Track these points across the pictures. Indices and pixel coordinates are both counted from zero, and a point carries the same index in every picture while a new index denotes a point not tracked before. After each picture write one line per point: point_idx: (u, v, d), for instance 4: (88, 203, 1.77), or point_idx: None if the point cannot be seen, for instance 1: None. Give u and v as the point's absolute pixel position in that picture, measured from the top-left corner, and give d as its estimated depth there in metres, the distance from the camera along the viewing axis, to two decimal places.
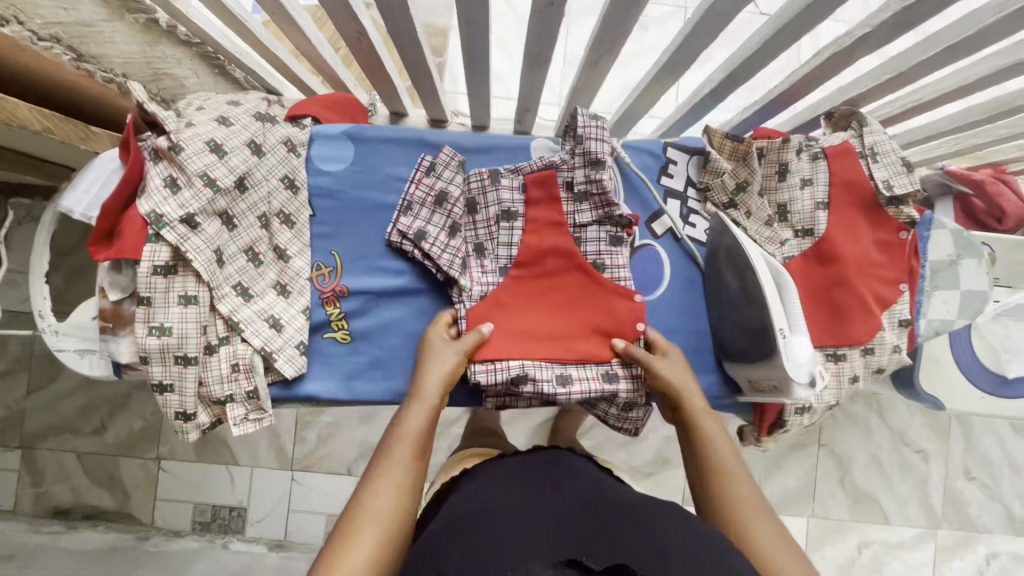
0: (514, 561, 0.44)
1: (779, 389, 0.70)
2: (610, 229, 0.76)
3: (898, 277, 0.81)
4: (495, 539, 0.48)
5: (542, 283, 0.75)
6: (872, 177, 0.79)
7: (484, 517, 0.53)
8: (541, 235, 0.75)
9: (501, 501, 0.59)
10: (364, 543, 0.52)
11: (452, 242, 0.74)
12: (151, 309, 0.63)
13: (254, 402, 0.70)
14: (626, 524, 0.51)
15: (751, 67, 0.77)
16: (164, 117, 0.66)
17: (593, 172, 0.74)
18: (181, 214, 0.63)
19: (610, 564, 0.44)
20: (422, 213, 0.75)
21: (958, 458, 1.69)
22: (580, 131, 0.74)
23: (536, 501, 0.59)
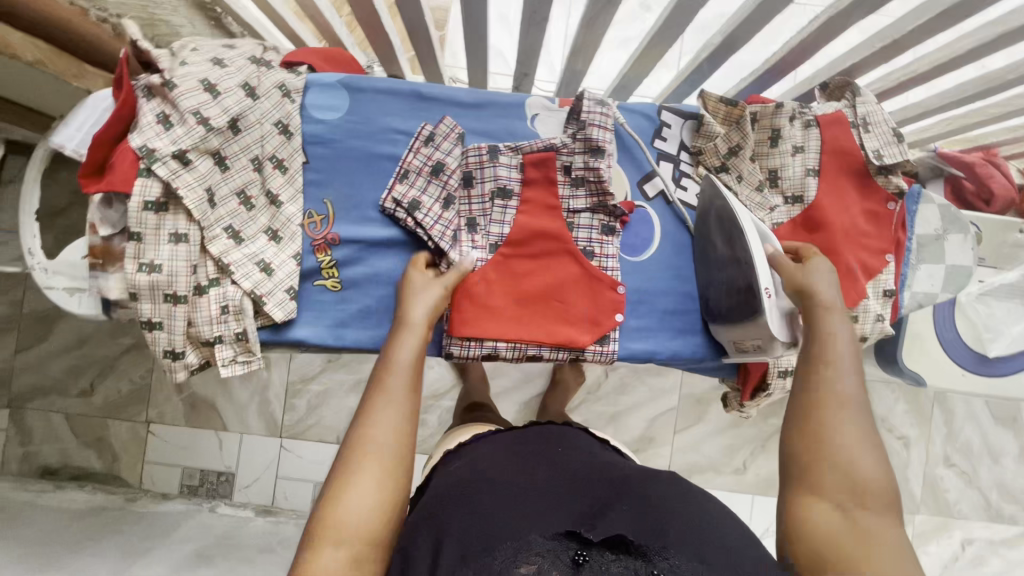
0: (514, 535, 0.50)
1: (762, 348, 0.71)
2: (602, 219, 0.78)
3: (883, 248, 0.82)
4: (499, 509, 0.54)
5: (528, 261, 0.77)
6: (862, 147, 0.80)
7: (488, 485, 0.58)
8: (532, 215, 0.76)
9: (499, 464, 0.64)
10: (372, 474, 0.54)
11: (445, 215, 0.75)
12: (141, 245, 0.64)
13: (243, 345, 0.70)
14: (623, 499, 0.56)
15: (747, 32, 0.77)
16: (157, 55, 0.66)
17: (592, 159, 0.75)
18: (173, 150, 0.63)
19: (610, 536, 0.49)
20: (417, 182, 0.75)
21: (937, 445, 1.72)
22: (584, 115, 0.75)
23: (540, 469, 0.63)
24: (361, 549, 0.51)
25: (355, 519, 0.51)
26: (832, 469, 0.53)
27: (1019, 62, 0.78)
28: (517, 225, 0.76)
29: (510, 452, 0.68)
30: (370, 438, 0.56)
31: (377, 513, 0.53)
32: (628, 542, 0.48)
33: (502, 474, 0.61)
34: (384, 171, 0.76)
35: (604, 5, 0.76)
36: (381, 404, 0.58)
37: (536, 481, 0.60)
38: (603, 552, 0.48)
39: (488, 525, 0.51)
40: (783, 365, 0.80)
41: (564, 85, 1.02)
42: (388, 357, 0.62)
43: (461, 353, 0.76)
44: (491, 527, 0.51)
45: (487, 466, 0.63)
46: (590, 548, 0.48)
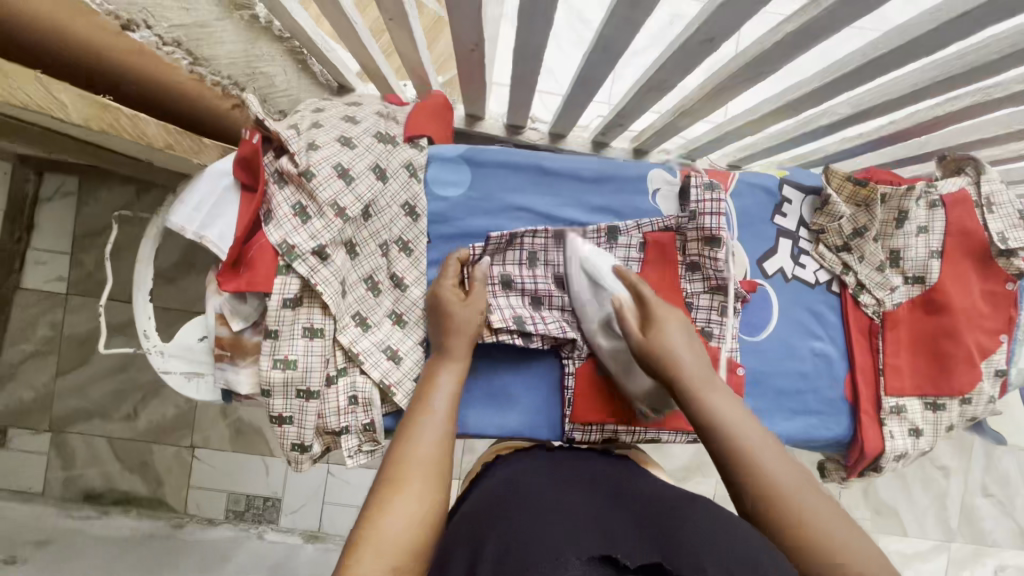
0: (550, 556, 0.40)
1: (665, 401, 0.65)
2: (720, 302, 0.74)
3: (999, 328, 0.80)
4: (533, 537, 0.44)
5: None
6: (986, 228, 0.78)
7: (514, 514, 0.50)
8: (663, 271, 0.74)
9: (538, 493, 0.55)
10: (416, 489, 0.50)
11: (545, 316, 0.72)
12: (277, 341, 0.61)
13: (369, 434, 0.68)
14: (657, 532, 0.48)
15: (885, 107, 0.75)
16: (287, 136, 0.62)
17: (707, 249, 0.72)
18: (312, 246, 0.60)
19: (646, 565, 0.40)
20: (501, 300, 0.71)
21: (976, 475, 1.69)
22: (693, 204, 0.71)
23: (573, 497, 0.55)
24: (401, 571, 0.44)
25: (399, 538, 0.46)
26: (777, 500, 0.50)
27: None
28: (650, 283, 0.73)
29: (545, 479, 0.60)
30: (411, 458, 0.52)
31: (416, 530, 0.47)
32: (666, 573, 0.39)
33: (533, 502, 0.52)
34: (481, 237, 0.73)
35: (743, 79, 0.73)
36: (422, 420, 0.56)
37: (570, 510, 0.51)
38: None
39: (522, 549, 0.42)
40: (900, 448, 0.78)
41: (659, 133, 0.99)
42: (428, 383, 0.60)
43: (582, 438, 0.74)
44: (533, 551, 0.41)
45: (518, 494, 0.54)
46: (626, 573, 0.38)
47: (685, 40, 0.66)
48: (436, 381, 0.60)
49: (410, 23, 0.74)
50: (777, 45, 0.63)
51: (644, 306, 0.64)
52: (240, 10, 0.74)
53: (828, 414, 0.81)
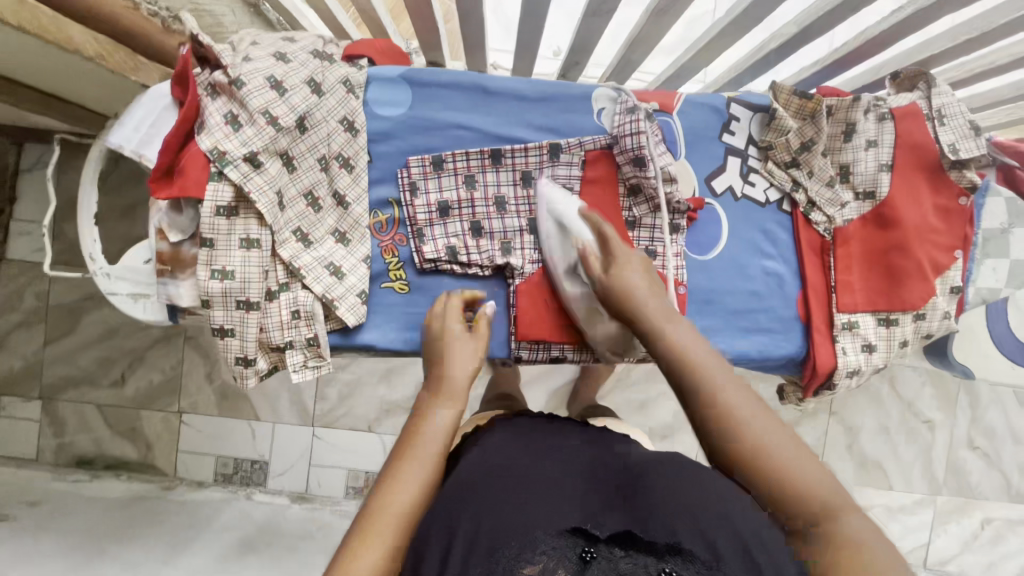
0: (517, 535, 0.42)
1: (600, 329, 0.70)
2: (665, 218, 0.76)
3: (953, 244, 0.80)
4: (501, 509, 0.45)
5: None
6: (938, 140, 0.77)
7: (493, 485, 0.48)
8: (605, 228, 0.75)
9: (508, 455, 0.54)
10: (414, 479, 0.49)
11: (482, 243, 0.73)
12: (213, 251, 0.62)
13: (314, 350, 0.69)
14: (635, 491, 0.48)
15: (831, 22, 0.74)
16: (220, 49, 0.63)
17: (637, 170, 0.72)
18: (244, 153, 0.61)
19: (617, 532, 0.42)
20: (436, 232, 0.73)
21: (963, 428, 1.67)
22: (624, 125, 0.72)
23: (551, 461, 0.53)
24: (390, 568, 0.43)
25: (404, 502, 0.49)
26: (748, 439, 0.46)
27: None
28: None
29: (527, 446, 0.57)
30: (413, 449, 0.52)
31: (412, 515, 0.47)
32: (636, 538, 0.41)
33: (504, 464, 0.52)
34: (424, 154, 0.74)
35: None
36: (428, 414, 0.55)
37: (545, 472, 0.51)
38: (611, 548, 0.41)
39: (489, 521, 0.44)
40: (851, 365, 0.78)
41: (617, 71, 0.97)
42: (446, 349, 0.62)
43: (529, 356, 0.75)
44: (501, 524, 0.43)
45: (490, 464, 0.53)
46: (597, 544, 0.41)
47: None
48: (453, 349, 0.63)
49: None
50: None
51: (605, 243, 0.63)
52: None
53: (780, 332, 0.80)
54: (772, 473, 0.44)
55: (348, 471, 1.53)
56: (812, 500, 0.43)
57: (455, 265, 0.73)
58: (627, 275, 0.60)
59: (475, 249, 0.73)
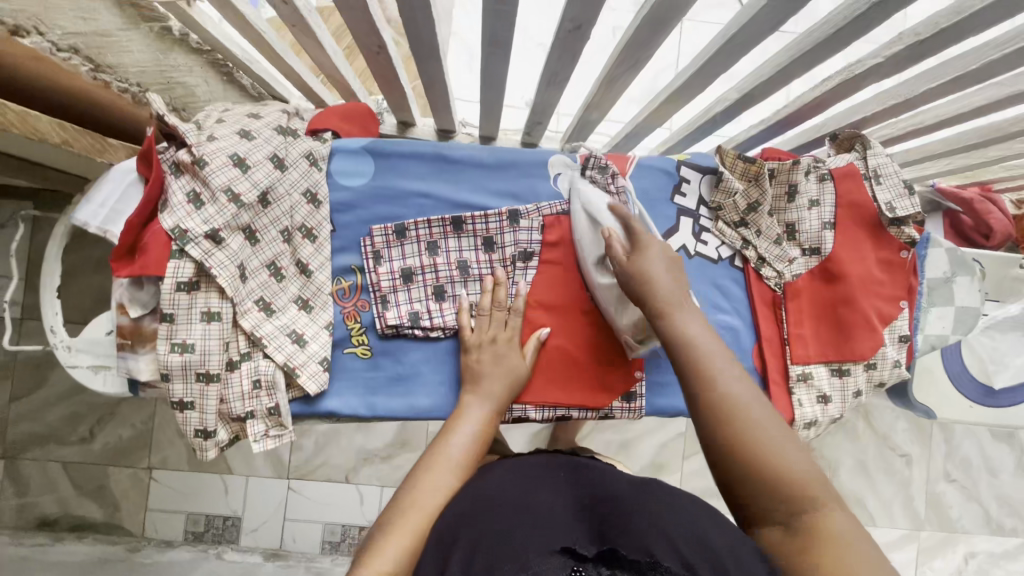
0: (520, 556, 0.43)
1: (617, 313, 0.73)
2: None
3: (898, 295, 0.83)
4: (507, 532, 0.47)
5: (576, 335, 0.78)
6: (875, 199, 0.82)
7: (489, 513, 0.50)
8: (571, 282, 0.78)
9: (503, 488, 0.56)
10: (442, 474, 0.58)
11: (444, 307, 0.75)
12: (173, 325, 0.63)
13: (275, 419, 0.69)
14: (618, 513, 0.49)
15: (766, 90, 0.79)
16: (186, 130, 0.65)
17: None
18: (205, 230, 0.63)
19: (604, 550, 0.42)
20: (400, 299, 0.74)
21: (939, 462, 1.68)
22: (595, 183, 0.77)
23: (547, 492, 0.55)
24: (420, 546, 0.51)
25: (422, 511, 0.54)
26: (741, 428, 0.52)
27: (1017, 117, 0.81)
28: (556, 299, 0.77)
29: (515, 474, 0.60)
30: (446, 447, 0.60)
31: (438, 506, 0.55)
32: (621, 556, 0.41)
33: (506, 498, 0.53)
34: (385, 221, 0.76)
35: (625, 69, 0.76)
36: (463, 416, 0.64)
37: (540, 501, 0.53)
38: (599, 567, 0.40)
39: (491, 545, 0.45)
40: (809, 416, 0.81)
41: (578, 130, 1.02)
42: (480, 371, 0.68)
43: None
44: (500, 547, 0.45)
45: (490, 494, 0.54)
46: (586, 562, 0.41)
47: (558, 29, 0.67)
48: (486, 380, 0.68)
49: (314, 30, 0.76)
50: (636, 31, 0.65)
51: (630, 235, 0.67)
52: (149, 22, 0.74)
53: None
54: (771, 471, 0.49)
55: (322, 524, 1.49)
56: (804, 493, 0.48)
57: (417, 330, 0.74)
58: (650, 271, 0.63)
59: (436, 313, 0.75)
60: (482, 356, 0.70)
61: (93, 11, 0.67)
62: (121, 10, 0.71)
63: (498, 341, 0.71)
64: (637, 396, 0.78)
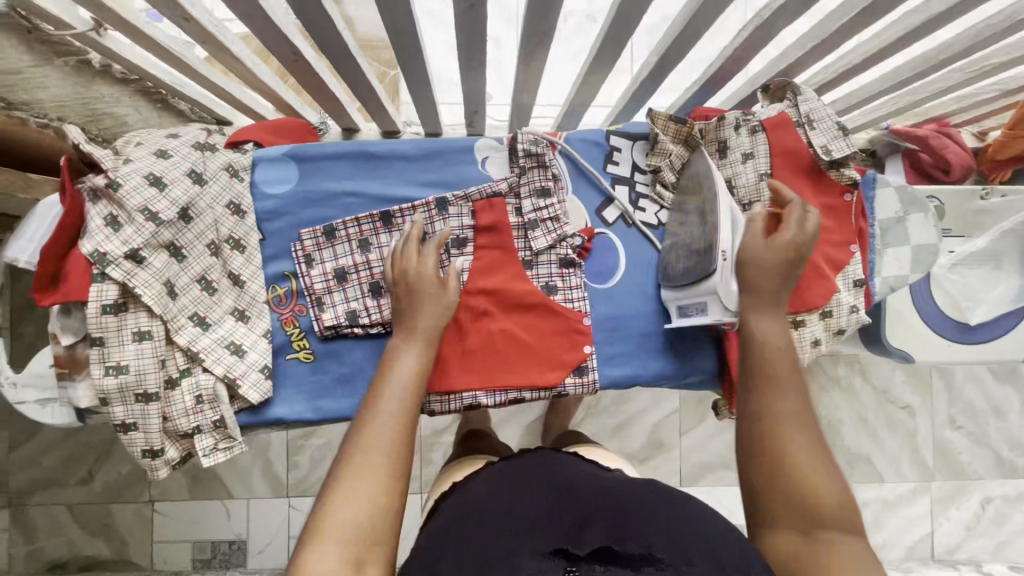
0: (509, 558, 0.46)
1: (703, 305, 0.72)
2: (562, 253, 0.78)
3: (847, 240, 0.82)
4: (497, 535, 0.49)
5: (519, 317, 0.76)
6: (810, 144, 0.80)
7: (477, 516, 0.53)
8: (511, 265, 0.77)
9: (488, 494, 0.57)
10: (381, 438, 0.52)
11: (382, 303, 0.75)
12: (105, 349, 0.63)
13: (222, 430, 0.69)
14: (611, 510, 0.52)
15: (682, 49, 0.78)
16: (101, 156, 0.66)
17: (540, 200, 0.78)
18: (125, 251, 0.63)
19: (598, 548, 0.46)
20: (336, 300, 0.74)
21: (941, 409, 1.65)
22: (523, 160, 0.78)
23: (533, 489, 0.57)
24: (379, 504, 0.48)
25: (371, 464, 0.50)
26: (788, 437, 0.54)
27: (950, 43, 0.79)
28: (497, 284, 0.76)
29: (496, 478, 0.62)
30: (384, 394, 0.55)
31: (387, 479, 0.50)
32: (616, 553, 0.45)
33: (488, 502, 0.55)
34: (315, 223, 0.76)
35: (536, 43, 0.75)
36: (396, 360, 0.58)
37: (524, 496, 0.56)
38: (592, 565, 0.44)
39: (477, 548, 0.48)
40: None
41: (516, 114, 1.01)
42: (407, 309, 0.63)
43: (443, 409, 0.75)
44: (486, 552, 0.47)
45: (478, 498, 0.57)
46: (578, 562, 0.45)
47: (454, 11, 0.67)
48: (412, 314, 0.63)
49: (227, 44, 0.77)
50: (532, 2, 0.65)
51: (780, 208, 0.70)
52: (64, 56, 0.75)
53: (693, 349, 0.81)
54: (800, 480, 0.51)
55: None
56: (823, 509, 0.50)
57: (356, 328, 0.74)
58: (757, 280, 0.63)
59: (374, 309, 0.74)
60: (405, 292, 0.65)
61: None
62: (29, 48, 0.71)
63: (411, 265, 0.67)
64: (588, 370, 0.77)
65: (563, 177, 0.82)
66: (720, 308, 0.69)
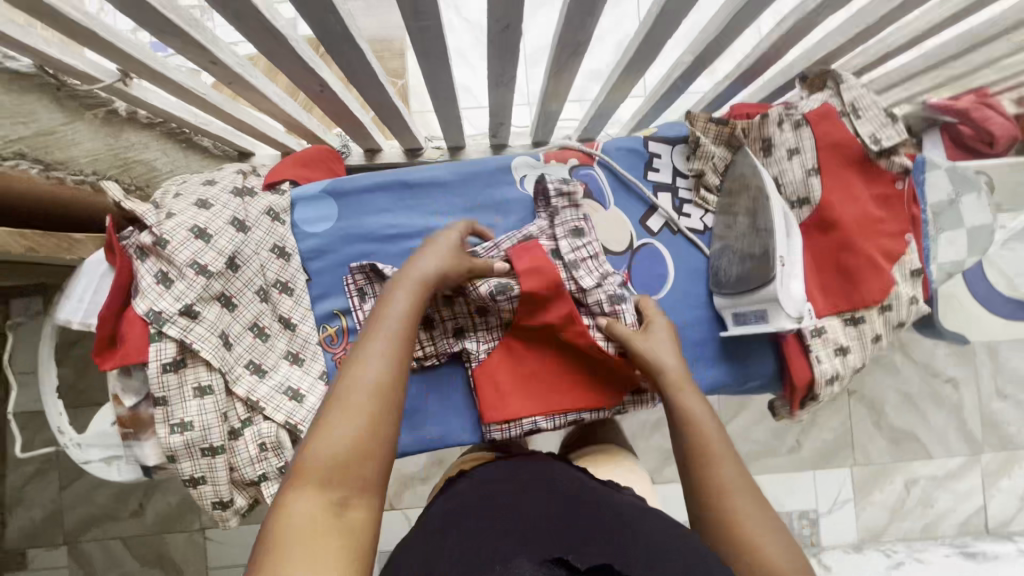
0: (503, 559, 0.43)
1: (765, 315, 0.70)
2: (610, 289, 0.73)
3: (903, 229, 0.79)
4: (486, 542, 0.46)
5: (569, 350, 0.75)
6: (858, 134, 0.77)
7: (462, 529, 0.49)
8: (564, 300, 0.71)
9: (480, 507, 0.54)
10: (356, 407, 0.46)
11: (435, 333, 0.74)
12: (168, 407, 0.63)
13: (288, 476, 0.69)
14: (607, 531, 0.49)
15: (719, 47, 0.75)
16: (143, 211, 0.65)
17: (576, 241, 0.74)
18: (179, 307, 0.63)
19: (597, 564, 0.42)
20: None
21: (987, 380, 1.61)
22: (554, 202, 0.75)
23: (528, 498, 0.54)
24: (365, 440, 0.45)
25: (360, 396, 0.47)
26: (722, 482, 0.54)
27: (1001, 16, 0.75)
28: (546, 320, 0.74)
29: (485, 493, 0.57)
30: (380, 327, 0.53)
31: (365, 448, 0.45)
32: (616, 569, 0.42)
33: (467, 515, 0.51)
34: (358, 257, 0.76)
35: (569, 55, 0.73)
36: (391, 298, 0.56)
37: (524, 505, 0.53)
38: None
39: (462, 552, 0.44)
40: (829, 370, 0.76)
41: (542, 122, 0.99)
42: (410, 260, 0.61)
43: (504, 436, 0.74)
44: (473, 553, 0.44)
45: (461, 512, 0.53)
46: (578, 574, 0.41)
47: (488, 33, 0.65)
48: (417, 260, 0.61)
49: (253, 82, 0.76)
50: (568, 17, 0.63)
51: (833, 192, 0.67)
52: (94, 109, 0.75)
53: (749, 352, 0.81)
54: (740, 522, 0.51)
55: None
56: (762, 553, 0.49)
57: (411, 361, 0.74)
58: (659, 359, 0.65)
59: (427, 341, 0.74)
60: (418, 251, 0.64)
61: (31, 110, 0.66)
62: (60, 106, 0.70)
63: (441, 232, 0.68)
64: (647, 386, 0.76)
65: (601, 191, 0.81)
66: (784, 313, 0.68)
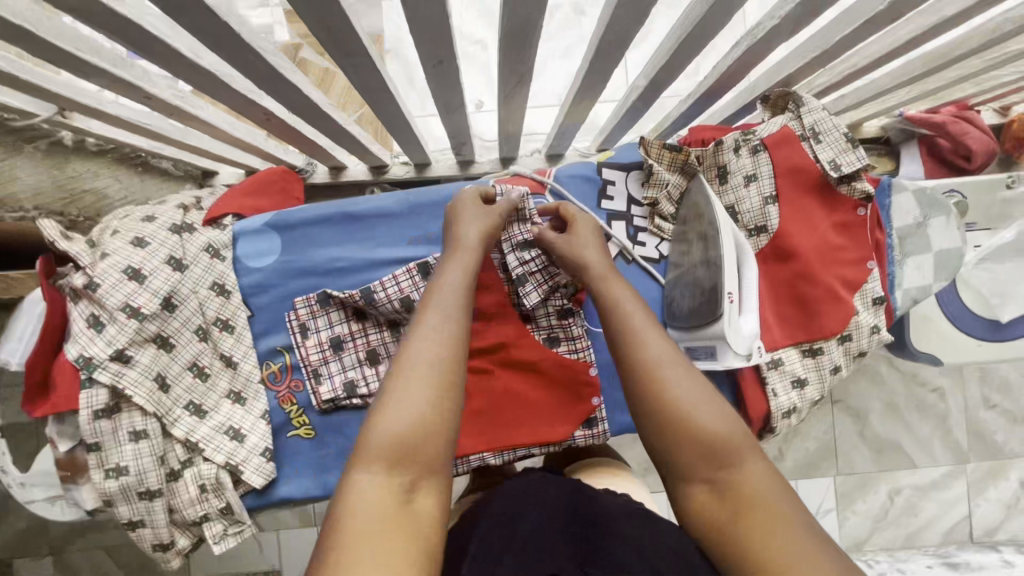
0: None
1: (714, 353, 0.68)
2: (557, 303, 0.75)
3: (864, 256, 0.76)
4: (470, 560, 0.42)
5: (519, 375, 0.74)
6: (817, 160, 0.75)
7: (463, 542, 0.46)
8: (509, 322, 0.74)
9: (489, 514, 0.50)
10: (422, 385, 0.45)
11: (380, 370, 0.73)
12: (103, 452, 0.62)
13: (230, 516, 0.68)
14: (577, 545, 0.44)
15: (672, 72, 0.72)
16: (76, 252, 0.64)
17: (523, 253, 0.73)
18: (110, 352, 0.62)
19: None
20: (334, 370, 0.73)
21: (974, 389, 1.57)
22: None
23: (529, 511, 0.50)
24: (437, 409, 0.44)
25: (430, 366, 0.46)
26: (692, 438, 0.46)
27: (967, 36, 0.71)
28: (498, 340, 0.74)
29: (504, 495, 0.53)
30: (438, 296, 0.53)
31: (431, 430, 0.44)
32: None
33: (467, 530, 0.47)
34: (303, 292, 0.75)
35: (516, 83, 0.71)
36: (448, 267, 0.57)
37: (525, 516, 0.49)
38: None
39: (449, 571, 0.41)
40: (785, 405, 0.75)
41: (504, 141, 0.97)
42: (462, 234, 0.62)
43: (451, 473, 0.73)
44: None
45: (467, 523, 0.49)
46: None
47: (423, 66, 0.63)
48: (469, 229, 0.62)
49: (194, 113, 0.74)
50: (504, 50, 0.61)
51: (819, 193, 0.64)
52: (33, 142, 0.72)
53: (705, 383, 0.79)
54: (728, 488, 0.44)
55: None
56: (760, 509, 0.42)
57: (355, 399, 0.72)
58: (614, 298, 0.58)
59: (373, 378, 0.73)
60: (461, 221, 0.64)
61: None
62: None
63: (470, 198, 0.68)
64: (597, 421, 0.74)
65: None
66: (732, 353, 0.66)
